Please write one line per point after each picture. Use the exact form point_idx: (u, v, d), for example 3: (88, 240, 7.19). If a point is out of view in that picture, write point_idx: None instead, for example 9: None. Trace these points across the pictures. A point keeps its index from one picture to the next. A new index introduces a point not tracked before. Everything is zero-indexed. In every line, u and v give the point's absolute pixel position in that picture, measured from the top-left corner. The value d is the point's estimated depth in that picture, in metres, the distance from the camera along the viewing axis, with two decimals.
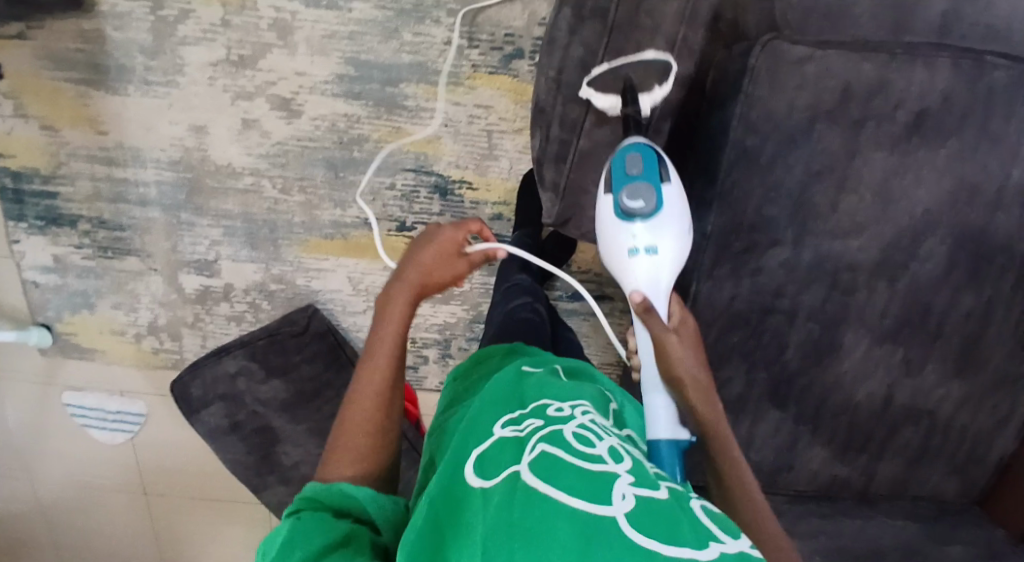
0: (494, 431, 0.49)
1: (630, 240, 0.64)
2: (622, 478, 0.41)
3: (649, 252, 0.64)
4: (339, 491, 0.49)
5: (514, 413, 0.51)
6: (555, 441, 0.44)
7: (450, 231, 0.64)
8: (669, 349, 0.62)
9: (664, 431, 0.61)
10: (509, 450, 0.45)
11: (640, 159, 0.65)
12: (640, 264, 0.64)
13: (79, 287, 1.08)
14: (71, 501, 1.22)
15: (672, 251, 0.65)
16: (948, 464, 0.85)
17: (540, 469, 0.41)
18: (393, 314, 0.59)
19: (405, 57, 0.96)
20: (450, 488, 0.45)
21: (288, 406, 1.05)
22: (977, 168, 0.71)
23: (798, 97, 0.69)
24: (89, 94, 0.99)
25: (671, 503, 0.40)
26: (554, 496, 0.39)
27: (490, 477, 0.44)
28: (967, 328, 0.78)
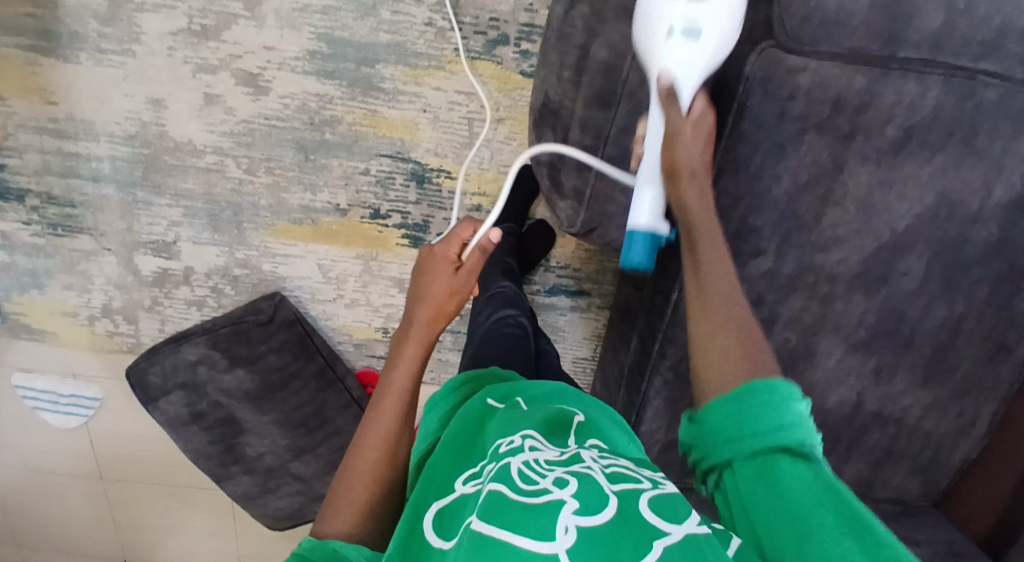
0: (454, 486, 0.49)
1: (670, 19, 0.58)
2: (566, 505, 0.42)
3: (692, 36, 0.58)
4: (330, 550, 0.47)
5: (475, 465, 0.50)
6: (501, 484, 0.44)
7: (442, 244, 0.61)
8: (678, 140, 0.59)
9: (645, 219, 0.62)
10: (466, 504, 0.45)
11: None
12: (676, 44, 0.58)
13: (28, 266, 1.01)
14: (22, 485, 1.17)
15: (718, 42, 0.58)
16: (910, 466, 0.87)
17: (486, 517, 0.42)
18: (408, 354, 0.58)
19: (383, 36, 0.91)
20: (411, 552, 0.45)
21: (252, 397, 1.01)
22: (960, 185, 0.70)
23: (790, 107, 0.66)
24: (38, 60, 0.91)
25: (616, 515, 0.41)
26: (496, 541, 0.39)
27: (449, 536, 0.44)
28: (937, 339, 0.79)
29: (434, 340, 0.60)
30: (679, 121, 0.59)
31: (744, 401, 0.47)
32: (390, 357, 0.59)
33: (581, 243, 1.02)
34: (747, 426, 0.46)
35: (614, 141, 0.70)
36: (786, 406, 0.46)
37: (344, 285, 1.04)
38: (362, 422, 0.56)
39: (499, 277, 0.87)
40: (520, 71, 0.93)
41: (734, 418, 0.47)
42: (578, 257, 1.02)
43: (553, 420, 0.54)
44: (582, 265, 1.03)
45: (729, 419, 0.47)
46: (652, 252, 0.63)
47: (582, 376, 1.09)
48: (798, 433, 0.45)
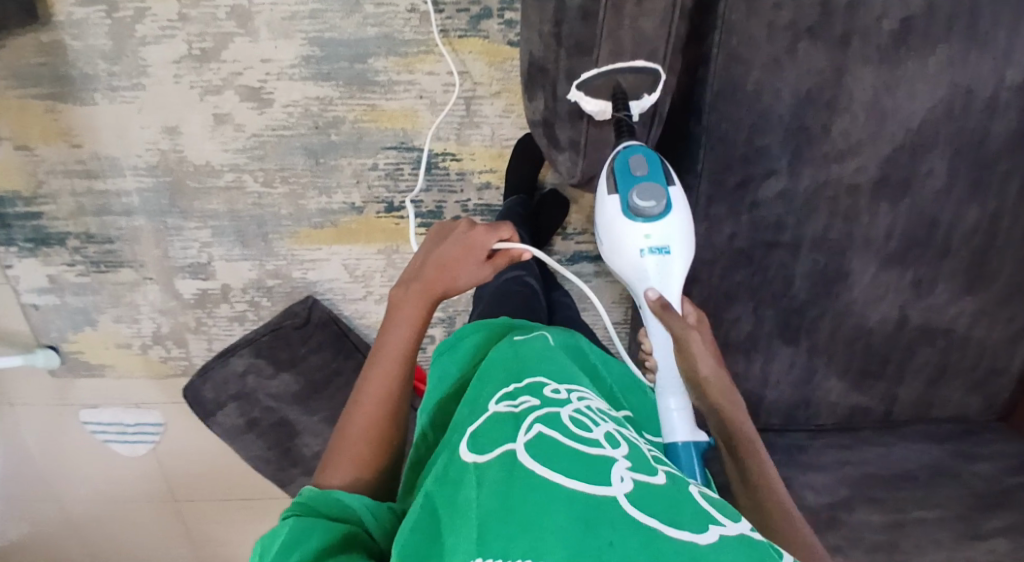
0: (488, 407, 0.50)
1: (640, 241, 0.61)
2: (619, 463, 0.42)
3: (662, 254, 0.62)
4: (337, 500, 0.48)
5: (509, 388, 0.51)
6: (552, 422, 0.45)
7: (480, 229, 0.61)
8: (692, 346, 0.59)
9: (682, 433, 0.60)
10: (503, 428, 0.46)
11: (644, 160, 0.61)
12: (650, 261, 0.62)
13: (78, 305, 1.07)
14: (103, 516, 1.24)
15: (684, 252, 0.62)
16: (967, 382, 0.82)
17: (537, 451, 0.42)
18: (410, 315, 0.58)
19: (370, 30, 0.93)
20: (445, 473, 0.45)
21: (300, 398, 1.05)
22: (971, 73, 0.66)
23: (778, 17, 0.63)
24: (58, 108, 0.97)
25: (669, 486, 0.41)
26: (550, 479, 0.39)
27: (484, 452, 0.44)
28: (975, 241, 0.74)
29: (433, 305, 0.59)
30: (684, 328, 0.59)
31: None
32: (388, 319, 0.59)
33: (595, 206, 1.01)
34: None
35: None
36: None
37: (371, 281, 1.06)
38: (363, 374, 0.57)
39: None
40: (508, 42, 0.94)
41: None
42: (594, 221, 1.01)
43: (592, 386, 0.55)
44: None
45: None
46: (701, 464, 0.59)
47: (619, 341, 1.08)
48: None
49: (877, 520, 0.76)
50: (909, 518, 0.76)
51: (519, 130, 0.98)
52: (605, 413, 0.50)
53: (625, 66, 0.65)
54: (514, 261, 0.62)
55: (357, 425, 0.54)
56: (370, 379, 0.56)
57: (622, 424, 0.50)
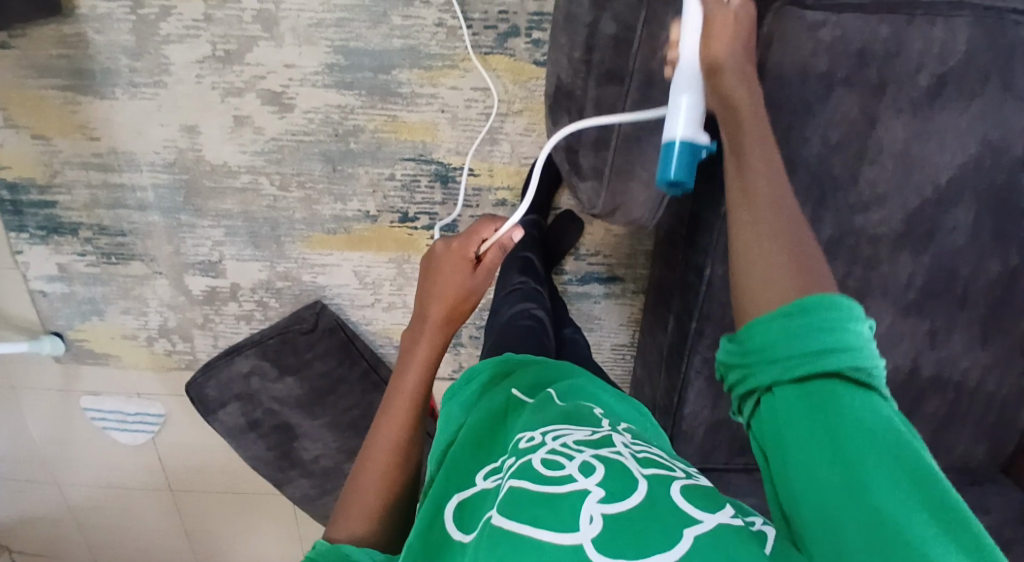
0: (475, 481, 0.49)
1: None
2: (590, 495, 0.41)
3: None
4: (341, 553, 0.48)
5: (495, 462, 0.51)
6: (523, 473, 0.45)
7: (461, 240, 0.59)
8: (717, 25, 0.50)
9: (683, 128, 0.50)
10: (486, 498, 0.46)
11: None
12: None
13: (87, 295, 1.08)
14: (100, 499, 1.26)
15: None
16: (974, 431, 0.83)
17: (506, 508, 0.42)
18: (419, 357, 0.59)
19: (396, 42, 0.92)
20: (431, 539, 0.46)
21: (304, 403, 1.05)
22: (1002, 130, 0.66)
23: (815, 64, 0.62)
24: (77, 100, 0.97)
25: (644, 504, 0.41)
26: (518, 534, 0.39)
27: (469, 529, 0.45)
28: (992, 295, 0.74)
29: (446, 341, 0.60)
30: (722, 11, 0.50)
31: (796, 321, 0.41)
32: (400, 364, 0.60)
33: (609, 228, 1.01)
34: (795, 346, 0.41)
35: (630, 115, 0.67)
36: (846, 328, 0.40)
37: (380, 289, 1.07)
38: (375, 424, 0.58)
39: (515, 272, 0.88)
40: (534, 61, 0.93)
41: (786, 337, 0.41)
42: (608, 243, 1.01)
43: (572, 414, 0.53)
44: (612, 251, 1.02)
45: (775, 335, 0.42)
46: (693, 169, 0.50)
47: (622, 362, 1.09)
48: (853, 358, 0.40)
49: None
50: None
51: (539, 149, 0.98)
52: (584, 439, 0.48)
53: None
54: (507, 251, 0.59)
55: (370, 478, 0.55)
56: (382, 427, 0.57)
57: (605, 443, 0.48)
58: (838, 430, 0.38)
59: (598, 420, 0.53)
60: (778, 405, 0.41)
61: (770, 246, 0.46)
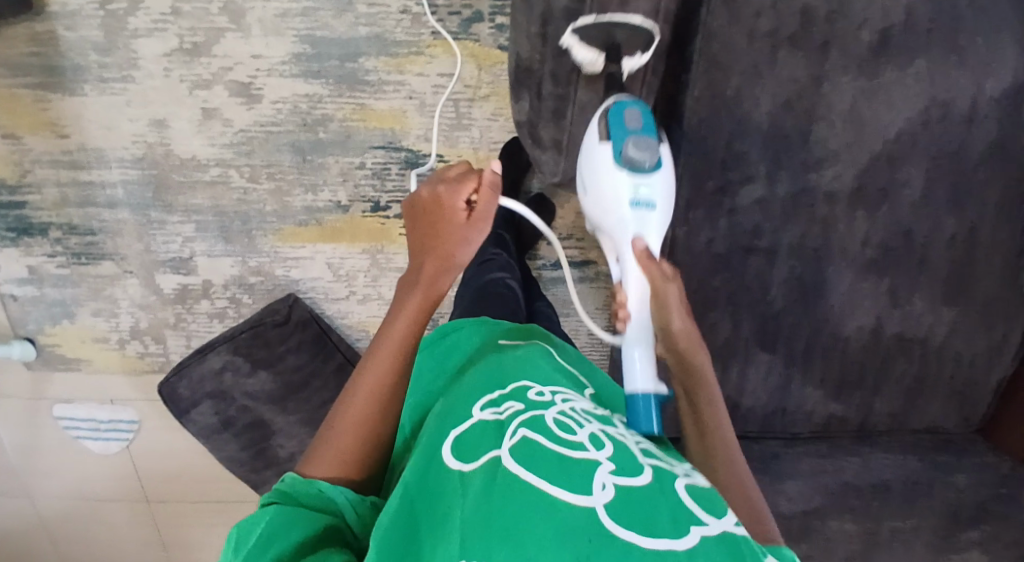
0: (471, 413, 0.50)
1: (631, 190, 0.61)
2: (602, 466, 0.42)
3: (648, 207, 0.61)
4: (319, 492, 0.47)
5: (493, 394, 0.52)
6: (536, 428, 0.45)
7: (448, 190, 0.59)
8: (665, 297, 0.56)
9: (643, 382, 0.55)
10: (488, 435, 0.46)
11: (638, 115, 0.63)
12: (630, 212, 0.61)
13: (58, 297, 1.06)
14: (73, 513, 1.22)
15: (664, 212, 0.62)
16: (945, 394, 0.82)
17: (521, 459, 0.42)
18: (408, 308, 0.55)
19: (362, 30, 0.93)
20: (426, 477, 0.46)
21: (276, 398, 1.03)
22: (949, 84, 0.67)
23: (759, 24, 0.64)
24: (47, 98, 0.97)
25: (652, 486, 0.41)
26: (535, 486, 0.40)
27: (468, 461, 0.45)
28: (952, 251, 0.75)
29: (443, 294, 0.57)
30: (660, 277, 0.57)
31: None
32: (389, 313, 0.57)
33: (581, 212, 1.01)
34: None
35: (586, 85, 0.69)
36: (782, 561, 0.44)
37: (355, 281, 1.06)
38: (360, 365, 0.54)
39: (490, 246, 0.88)
40: (498, 46, 0.95)
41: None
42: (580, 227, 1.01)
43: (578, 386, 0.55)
44: (584, 235, 1.02)
45: None
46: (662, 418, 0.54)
47: (601, 347, 1.08)
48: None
49: (851, 529, 0.77)
50: (883, 531, 0.76)
51: (507, 134, 0.98)
52: (590, 412, 0.50)
53: (615, 18, 0.62)
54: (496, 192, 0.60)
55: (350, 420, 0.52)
56: (369, 363, 0.54)
57: (607, 422, 0.50)
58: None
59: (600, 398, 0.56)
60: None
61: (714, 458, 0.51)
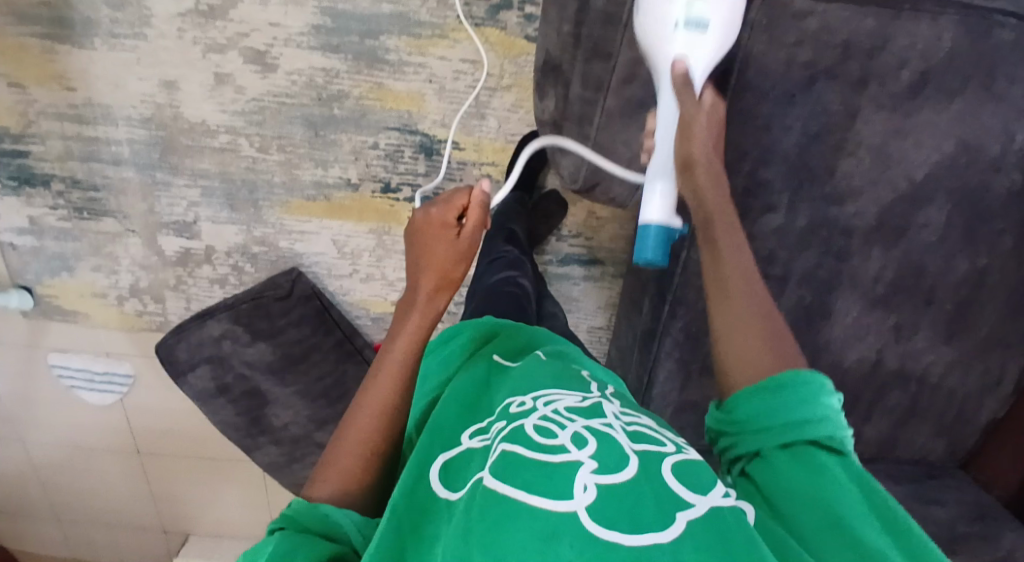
0: (461, 440, 0.50)
1: (682, 9, 0.54)
2: (583, 467, 0.41)
3: (699, 28, 0.55)
4: (320, 515, 0.48)
5: (483, 421, 0.51)
6: (516, 438, 0.44)
7: (438, 208, 0.58)
8: (694, 128, 0.56)
9: (657, 215, 0.59)
10: (474, 460, 0.46)
11: None
12: (681, 36, 0.55)
13: (57, 250, 1.05)
14: (64, 459, 1.24)
15: (722, 32, 0.56)
16: (932, 426, 0.85)
17: (499, 472, 0.42)
18: (412, 323, 0.57)
19: (385, 7, 0.90)
20: (415, 497, 0.46)
21: (275, 369, 1.04)
22: (979, 130, 0.66)
23: (798, 54, 0.62)
24: (54, 49, 0.93)
25: (634, 483, 0.41)
26: (512, 498, 0.40)
27: (456, 487, 0.45)
28: (958, 293, 0.75)
29: (441, 310, 0.58)
30: (695, 109, 0.56)
31: (777, 395, 0.47)
32: (393, 324, 0.59)
33: (592, 211, 1.01)
34: (776, 419, 0.46)
35: (615, 93, 0.66)
36: (821, 397, 0.46)
37: (359, 259, 1.06)
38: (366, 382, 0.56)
39: (501, 241, 0.88)
40: (524, 36, 0.92)
41: (766, 407, 0.47)
42: (590, 226, 1.01)
43: (564, 381, 0.54)
44: (594, 234, 1.02)
45: (760, 409, 0.47)
46: (665, 249, 0.59)
47: (598, 344, 1.10)
48: (830, 428, 0.45)
49: None
50: None
51: (525, 127, 0.97)
52: (575, 408, 0.48)
53: None
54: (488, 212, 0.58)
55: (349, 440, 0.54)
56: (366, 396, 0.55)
57: (594, 414, 0.48)
58: (816, 487, 0.43)
59: (588, 388, 0.54)
60: (763, 468, 0.46)
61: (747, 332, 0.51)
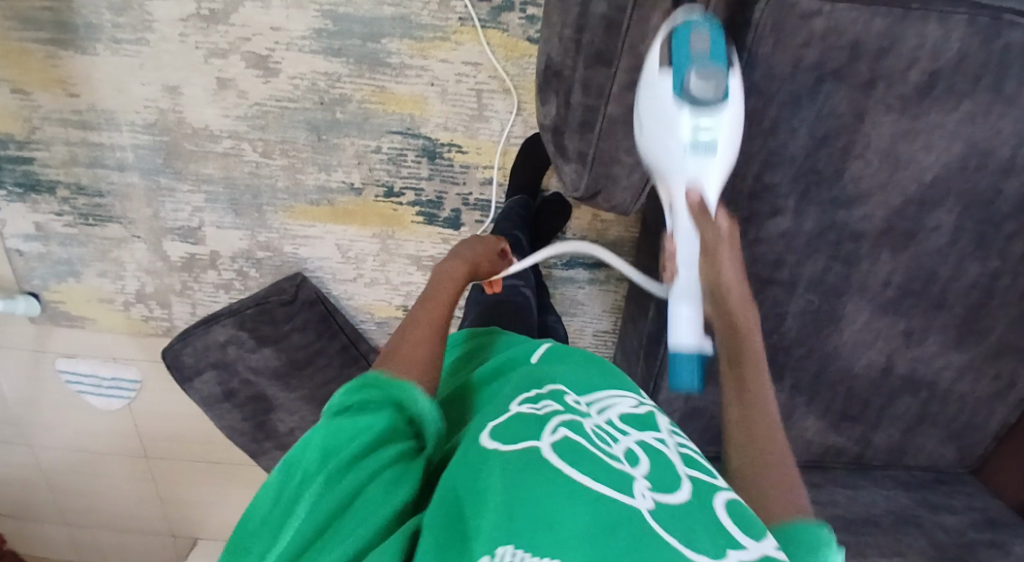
0: (509, 406, 0.46)
1: (690, 131, 0.57)
2: (640, 481, 0.39)
3: (707, 151, 0.57)
4: (400, 383, 0.44)
5: (530, 392, 0.48)
6: (576, 429, 0.42)
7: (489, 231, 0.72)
8: (718, 251, 0.55)
9: (688, 338, 0.56)
10: (528, 425, 0.42)
11: (708, 37, 0.56)
12: (691, 160, 0.58)
13: (64, 256, 1.06)
14: (76, 463, 1.25)
15: (727, 158, 0.58)
16: (944, 432, 0.83)
17: (561, 453, 0.39)
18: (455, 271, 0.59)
19: (387, 10, 0.90)
20: (460, 459, 0.40)
21: (280, 375, 1.03)
22: (990, 132, 0.63)
23: (805, 54, 0.60)
24: (58, 54, 0.93)
25: (691, 504, 0.38)
26: (578, 483, 0.36)
27: (508, 443, 0.40)
28: (969, 298, 0.73)
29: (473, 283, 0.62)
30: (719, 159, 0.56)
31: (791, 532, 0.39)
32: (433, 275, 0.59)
33: (597, 214, 1.00)
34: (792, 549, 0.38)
35: (616, 99, 0.65)
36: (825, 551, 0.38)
37: (363, 264, 1.05)
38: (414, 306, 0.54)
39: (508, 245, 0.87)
40: (527, 38, 0.91)
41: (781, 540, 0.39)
42: (595, 229, 1.00)
43: (619, 386, 0.52)
44: (599, 237, 1.01)
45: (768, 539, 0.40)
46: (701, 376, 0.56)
47: (603, 349, 1.08)
48: None
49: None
50: None
51: (528, 129, 0.97)
52: (630, 420, 0.47)
53: None
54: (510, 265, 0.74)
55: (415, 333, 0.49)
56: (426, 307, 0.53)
57: (648, 425, 0.46)
58: None
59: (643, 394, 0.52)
60: None
61: (763, 436, 0.45)
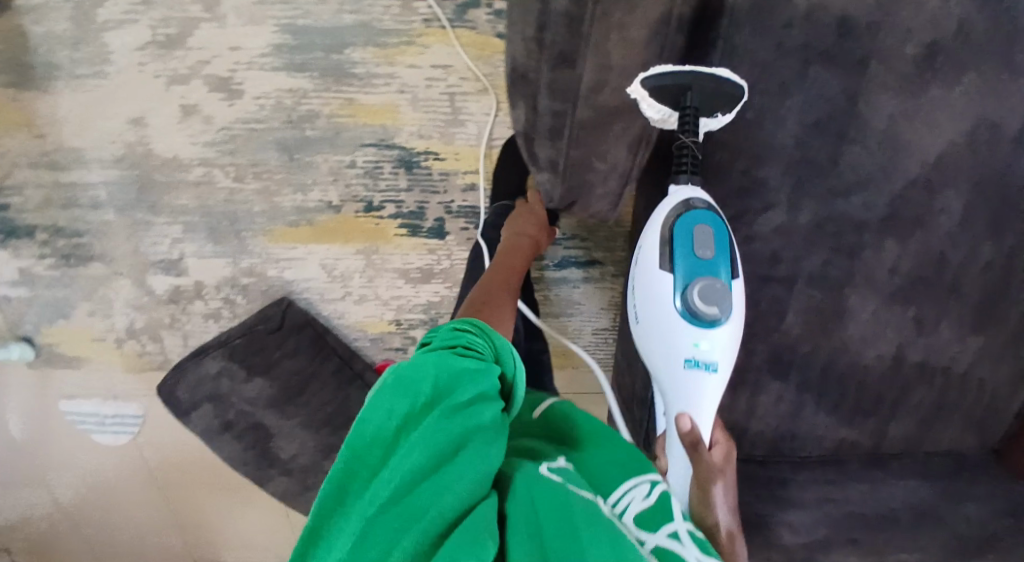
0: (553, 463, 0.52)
1: (690, 347, 0.62)
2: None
3: (707, 370, 0.62)
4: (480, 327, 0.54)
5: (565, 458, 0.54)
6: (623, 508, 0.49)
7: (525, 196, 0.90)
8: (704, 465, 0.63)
9: None
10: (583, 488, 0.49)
11: (712, 241, 0.61)
12: (687, 373, 0.62)
13: (54, 297, 1.02)
14: (87, 504, 1.22)
15: (726, 373, 0.63)
16: (963, 421, 0.76)
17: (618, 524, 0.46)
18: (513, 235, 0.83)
19: (346, 17, 0.91)
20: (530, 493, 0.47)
21: (276, 402, 1.00)
22: (1001, 105, 0.62)
23: (789, 37, 0.58)
24: (20, 96, 0.93)
25: None
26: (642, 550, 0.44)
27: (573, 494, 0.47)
28: (984, 280, 0.69)
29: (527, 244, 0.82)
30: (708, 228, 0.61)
31: None
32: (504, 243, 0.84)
33: None
34: None
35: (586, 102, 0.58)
36: None
37: (349, 281, 1.00)
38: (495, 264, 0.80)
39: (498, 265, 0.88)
40: (496, 34, 0.92)
41: None
42: (587, 226, 0.97)
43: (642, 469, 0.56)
44: (591, 234, 0.98)
45: None
46: None
47: (604, 348, 1.03)
48: None
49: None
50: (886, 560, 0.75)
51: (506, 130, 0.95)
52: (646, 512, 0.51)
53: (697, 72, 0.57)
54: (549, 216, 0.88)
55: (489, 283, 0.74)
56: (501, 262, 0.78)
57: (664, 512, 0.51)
58: None
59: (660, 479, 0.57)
60: None
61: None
